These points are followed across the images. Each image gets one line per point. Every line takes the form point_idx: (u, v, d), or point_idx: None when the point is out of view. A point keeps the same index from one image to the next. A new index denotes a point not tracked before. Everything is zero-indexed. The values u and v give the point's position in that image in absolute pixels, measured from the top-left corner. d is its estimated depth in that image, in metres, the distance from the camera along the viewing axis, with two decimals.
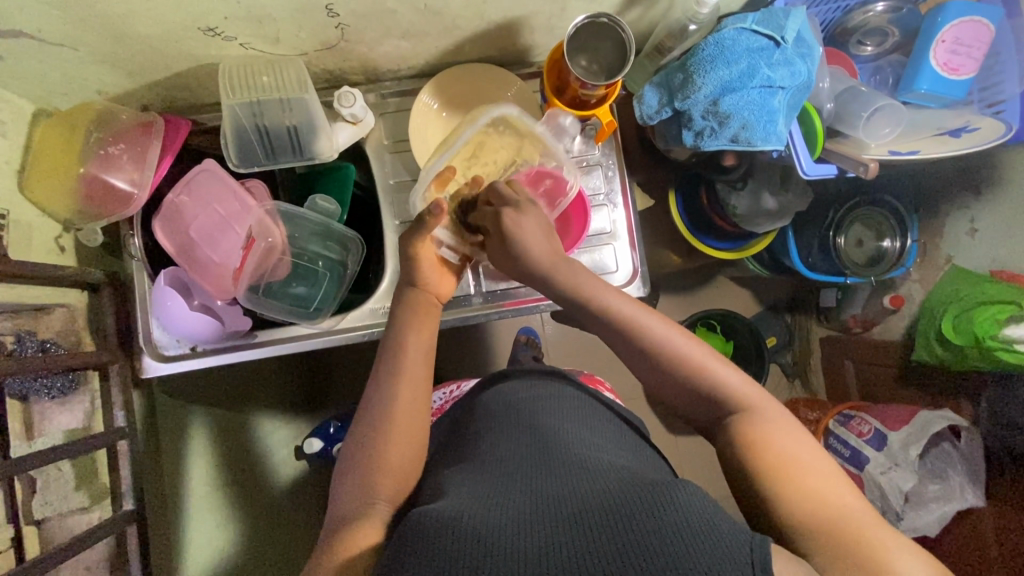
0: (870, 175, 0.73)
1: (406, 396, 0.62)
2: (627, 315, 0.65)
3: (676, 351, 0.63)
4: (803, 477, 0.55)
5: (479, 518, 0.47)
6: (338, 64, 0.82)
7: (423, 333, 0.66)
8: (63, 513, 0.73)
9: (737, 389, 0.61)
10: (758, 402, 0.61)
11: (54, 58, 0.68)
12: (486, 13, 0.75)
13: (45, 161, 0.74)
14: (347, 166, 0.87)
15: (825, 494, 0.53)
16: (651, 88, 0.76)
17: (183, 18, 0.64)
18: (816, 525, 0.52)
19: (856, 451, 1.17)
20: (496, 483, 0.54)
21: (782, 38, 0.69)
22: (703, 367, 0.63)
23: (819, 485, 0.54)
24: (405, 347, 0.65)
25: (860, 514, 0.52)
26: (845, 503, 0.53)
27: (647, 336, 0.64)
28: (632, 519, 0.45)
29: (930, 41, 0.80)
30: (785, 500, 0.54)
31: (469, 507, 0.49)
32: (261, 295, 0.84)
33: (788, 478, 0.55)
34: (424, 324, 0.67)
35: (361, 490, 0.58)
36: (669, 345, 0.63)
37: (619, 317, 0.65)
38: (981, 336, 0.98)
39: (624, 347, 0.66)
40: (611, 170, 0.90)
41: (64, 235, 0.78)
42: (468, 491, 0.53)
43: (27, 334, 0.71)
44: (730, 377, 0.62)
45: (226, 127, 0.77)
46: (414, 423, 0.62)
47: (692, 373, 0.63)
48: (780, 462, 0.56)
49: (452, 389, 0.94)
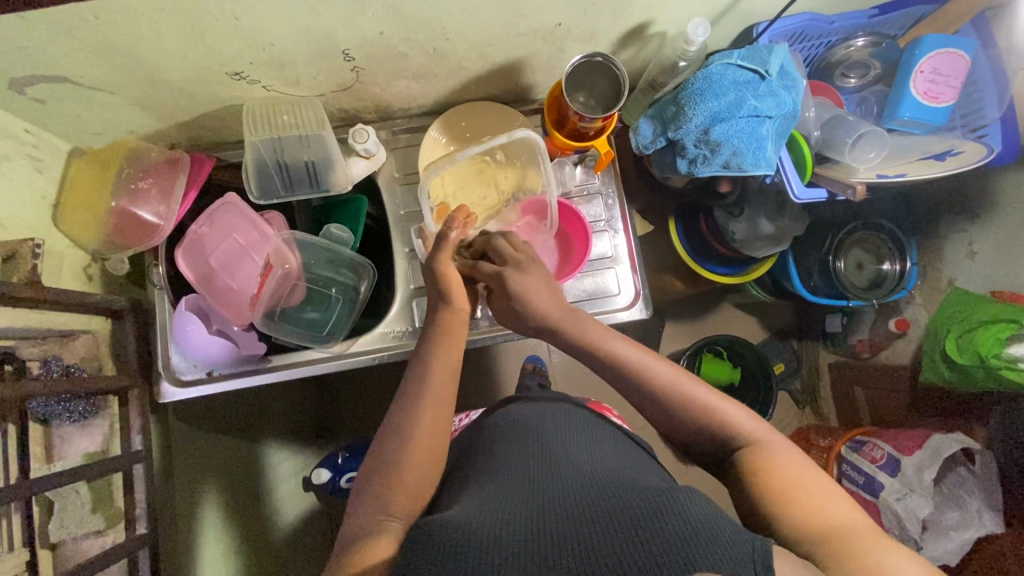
0: (858, 197, 0.77)
1: (429, 418, 0.64)
2: (637, 360, 0.67)
3: (679, 391, 0.65)
4: (806, 498, 0.55)
5: (489, 532, 0.48)
6: (352, 104, 0.87)
7: (451, 353, 0.69)
8: (78, 536, 0.74)
9: (741, 425, 0.63)
10: (762, 433, 0.62)
11: (92, 101, 0.74)
12: (490, 55, 0.80)
13: (78, 196, 0.79)
14: (359, 198, 0.92)
15: (826, 513, 0.54)
16: (645, 120, 0.81)
17: (213, 64, 0.70)
18: (819, 538, 0.52)
19: (870, 478, 1.15)
20: (501, 497, 0.55)
21: (766, 71, 0.74)
22: (709, 406, 0.64)
23: (822, 503, 0.55)
24: (422, 369, 0.67)
25: (862, 529, 0.52)
26: (845, 519, 0.53)
27: (652, 379, 0.66)
28: (640, 528, 0.47)
29: (908, 72, 0.84)
30: (788, 521, 0.55)
31: (485, 519, 0.51)
32: (276, 319, 0.87)
33: (799, 500, 0.55)
34: (453, 346, 0.69)
35: (372, 510, 0.58)
36: (674, 386, 0.65)
37: (628, 358, 0.67)
38: (985, 355, 0.98)
39: (633, 388, 0.67)
40: (610, 198, 0.94)
41: (92, 265, 0.82)
42: (475, 506, 0.54)
43: (53, 358, 0.74)
44: (734, 413, 0.63)
45: (249, 162, 0.82)
46: (427, 440, 0.63)
47: (700, 412, 0.64)
48: (786, 489, 0.57)
49: (462, 416, 0.95)
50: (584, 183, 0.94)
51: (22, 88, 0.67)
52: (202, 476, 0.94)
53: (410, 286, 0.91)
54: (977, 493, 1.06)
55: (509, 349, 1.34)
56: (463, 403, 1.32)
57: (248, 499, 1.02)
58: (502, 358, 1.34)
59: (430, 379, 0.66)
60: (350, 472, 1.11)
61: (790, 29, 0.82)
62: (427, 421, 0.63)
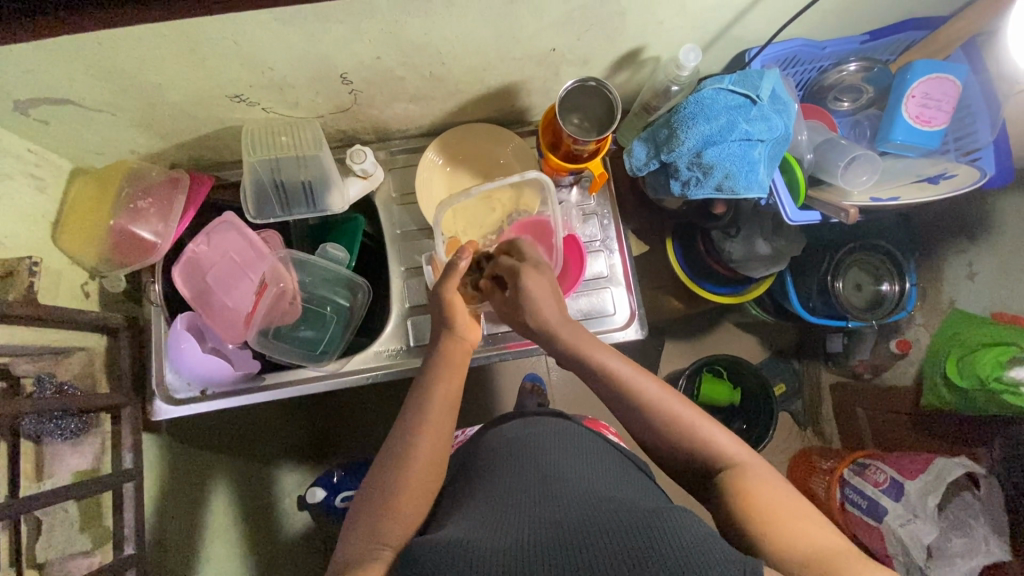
0: (851, 221, 0.77)
1: (423, 440, 0.63)
2: (622, 375, 0.67)
3: (664, 408, 0.65)
4: (790, 520, 0.54)
5: (472, 549, 0.48)
6: (351, 125, 0.89)
7: (453, 379, 0.69)
8: (66, 555, 0.73)
9: (726, 448, 0.62)
10: (747, 458, 0.61)
11: (95, 122, 0.75)
12: (486, 79, 0.82)
13: (79, 214, 0.80)
14: (356, 217, 0.93)
15: (807, 535, 0.53)
16: (639, 143, 0.82)
17: (213, 88, 0.72)
18: (799, 556, 0.51)
19: (873, 503, 1.13)
20: (487, 515, 0.55)
21: (757, 96, 0.75)
22: (695, 426, 0.63)
23: (803, 524, 0.54)
24: (419, 391, 0.67)
25: (844, 550, 0.51)
26: (825, 542, 0.52)
27: (638, 393, 0.66)
28: (631, 546, 0.47)
29: (901, 97, 0.85)
30: (769, 540, 0.54)
31: (470, 537, 0.50)
32: (271, 338, 0.87)
33: (783, 521, 0.54)
34: (454, 373, 0.69)
35: (363, 535, 0.57)
36: (659, 404, 0.65)
37: (615, 376, 0.67)
38: (986, 378, 0.97)
39: (618, 404, 0.67)
40: (606, 219, 0.95)
41: (90, 282, 0.83)
42: (462, 523, 0.54)
43: (47, 376, 0.74)
44: (719, 435, 0.63)
45: (246, 182, 0.83)
46: (419, 460, 0.62)
47: (683, 433, 0.64)
48: (766, 511, 0.56)
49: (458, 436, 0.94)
50: (579, 204, 0.95)
51: (25, 109, 0.68)
52: (198, 489, 0.95)
53: (405, 304, 0.91)
54: (983, 519, 1.04)
55: (507, 368, 1.33)
56: (461, 421, 1.31)
57: (239, 515, 1.03)
58: (499, 377, 1.33)
59: (425, 401, 0.66)
60: (345, 491, 1.10)
61: (783, 54, 0.84)
62: (421, 442, 0.63)
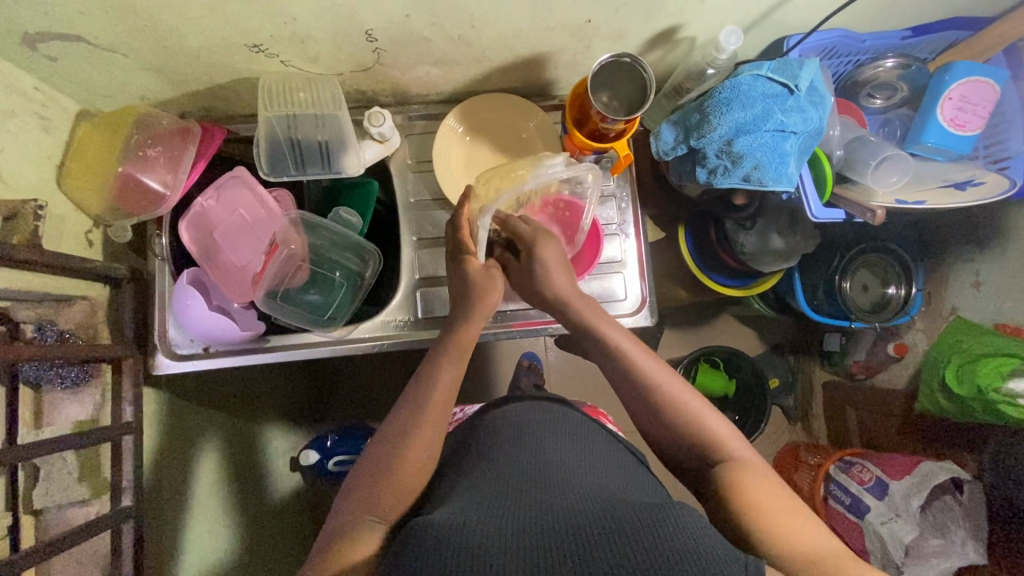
0: (876, 222, 0.75)
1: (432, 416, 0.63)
2: (626, 348, 0.67)
3: (668, 396, 0.65)
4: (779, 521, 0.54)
5: (469, 537, 0.48)
6: (370, 86, 0.85)
7: (453, 364, 0.67)
8: (63, 504, 0.73)
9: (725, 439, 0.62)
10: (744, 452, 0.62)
11: (105, 63, 0.71)
12: (514, 47, 0.79)
13: (86, 159, 0.77)
14: (371, 182, 0.89)
15: (803, 539, 0.52)
16: (668, 126, 0.79)
17: (232, 34, 0.68)
18: (796, 560, 0.51)
19: (856, 500, 1.16)
20: (479, 504, 0.54)
21: (795, 86, 0.72)
22: (696, 416, 0.64)
23: (798, 532, 0.53)
24: (429, 377, 0.66)
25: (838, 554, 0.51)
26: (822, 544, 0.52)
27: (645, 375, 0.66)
28: (631, 538, 0.47)
29: (937, 98, 0.83)
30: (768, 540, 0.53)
31: (464, 519, 0.51)
32: (278, 299, 0.84)
33: (779, 518, 0.54)
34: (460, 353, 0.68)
35: (357, 513, 0.58)
36: (664, 384, 0.65)
37: (618, 352, 0.67)
38: (984, 388, 0.98)
39: (621, 384, 0.68)
40: (624, 202, 0.93)
41: (94, 231, 0.80)
42: (462, 507, 0.54)
43: (47, 323, 0.73)
44: (721, 427, 0.63)
45: (259, 136, 0.80)
46: (425, 435, 0.63)
47: (683, 420, 0.64)
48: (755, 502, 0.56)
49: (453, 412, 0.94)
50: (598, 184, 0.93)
51: (35, 44, 0.65)
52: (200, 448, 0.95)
53: (415, 276, 0.89)
54: (962, 522, 1.08)
55: (509, 346, 1.33)
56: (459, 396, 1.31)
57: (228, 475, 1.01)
58: (500, 354, 1.33)
59: (436, 381, 0.66)
60: (338, 455, 1.14)
61: (823, 43, 0.81)
62: (424, 424, 0.63)
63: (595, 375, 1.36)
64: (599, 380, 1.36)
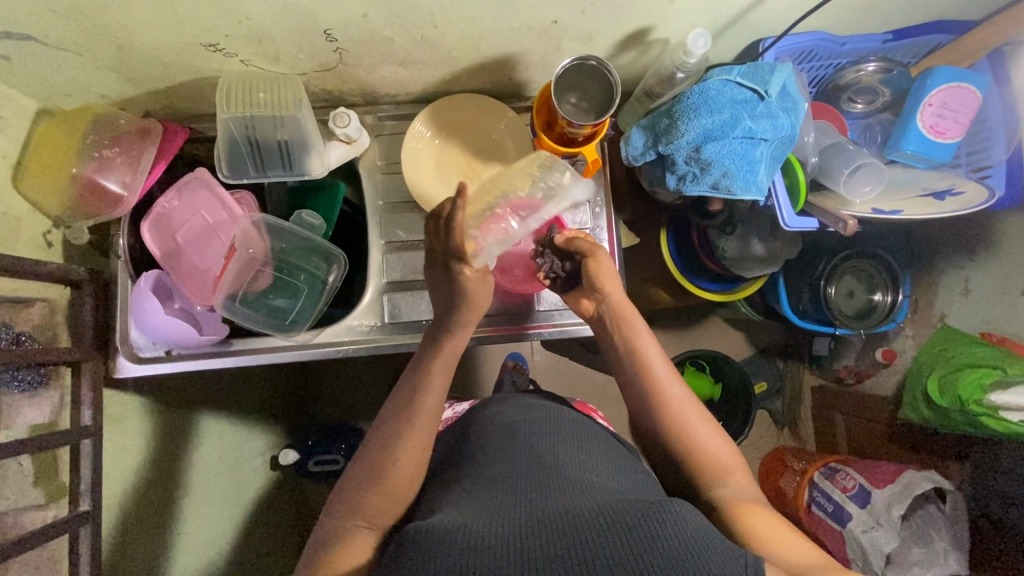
0: (848, 232, 0.73)
1: (421, 422, 0.64)
2: (650, 361, 0.71)
3: (685, 413, 0.68)
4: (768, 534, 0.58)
5: (474, 536, 0.47)
6: (337, 85, 0.83)
7: (435, 367, 0.67)
8: (19, 509, 0.72)
9: (728, 459, 0.66)
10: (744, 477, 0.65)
11: (59, 62, 0.70)
12: (482, 48, 0.77)
13: (43, 158, 0.76)
14: (337, 185, 0.89)
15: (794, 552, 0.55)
16: (637, 130, 0.76)
17: (185, 33, 0.66)
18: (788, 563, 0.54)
19: (839, 507, 1.13)
20: (483, 503, 0.54)
21: (765, 92, 0.71)
22: (700, 434, 0.67)
23: (787, 546, 0.56)
24: (417, 377, 0.67)
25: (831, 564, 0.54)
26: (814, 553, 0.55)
27: (665, 391, 0.69)
28: (632, 537, 0.46)
29: (918, 103, 0.80)
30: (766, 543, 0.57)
31: (468, 520, 0.50)
32: (239, 303, 0.81)
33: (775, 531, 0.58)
34: (444, 357, 0.68)
35: (345, 520, 0.59)
36: (678, 399, 0.69)
37: (645, 363, 0.71)
38: (965, 400, 0.96)
39: (637, 392, 0.72)
40: (598, 207, 0.91)
41: (53, 231, 0.79)
42: (464, 508, 0.53)
43: (4, 326, 0.70)
44: (726, 447, 0.67)
45: (220, 138, 0.78)
46: (412, 442, 0.63)
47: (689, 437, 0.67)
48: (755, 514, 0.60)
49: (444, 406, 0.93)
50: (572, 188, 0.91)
51: None
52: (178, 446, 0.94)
53: (383, 280, 0.88)
54: (945, 532, 1.07)
55: (490, 348, 1.31)
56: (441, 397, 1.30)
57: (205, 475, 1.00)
58: (480, 356, 1.32)
59: (421, 386, 0.66)
60: (318, 456, 1.16)
61: (799, 47, 0.79)
62: (404, 429, 0.63)
63: (579, 378, 1.35)
64: (582, 382, 1.34)
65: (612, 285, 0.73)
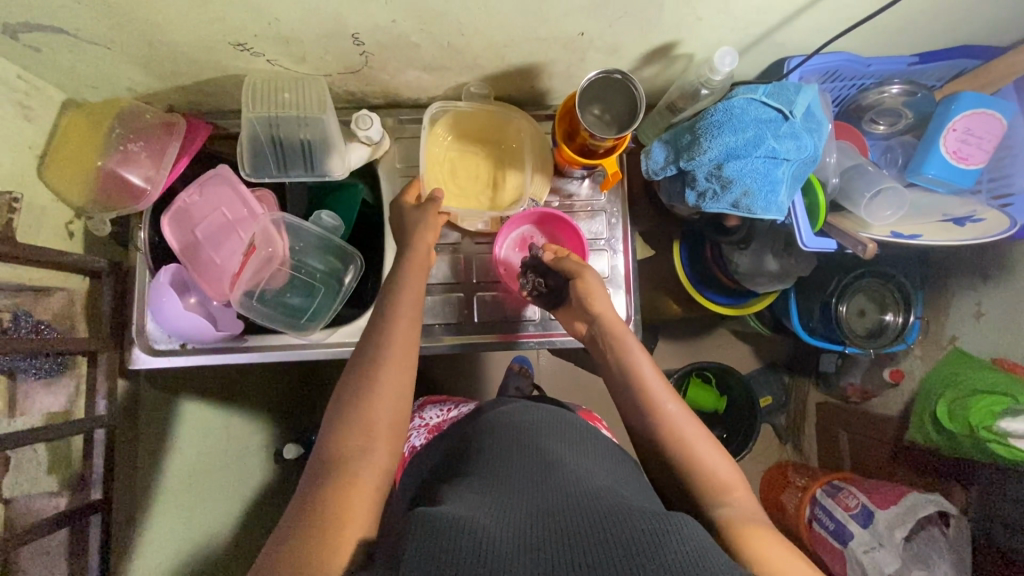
0: (868, 255, 0.73)
1: (386, 401, 0.61)
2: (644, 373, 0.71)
3: (679, 428, 0.68)
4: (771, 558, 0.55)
5: (478, 533, 0.46)
6: (361, 88, 0.84)
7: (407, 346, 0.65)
8: (31, 494, 0.73)
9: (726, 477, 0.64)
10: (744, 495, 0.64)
11: (89, 55, 0.71)
12: (506, 56, 0.77)
13: (68, 148, 0.77)
14: (358, 185, 0.90)
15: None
16: (659, 145, 0.77)
17: (215, 32, 0.67)
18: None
19: (841, 526, 1.14)
20: (488, 502, 0.53)
21: (791, 112, 0.70)
22: (696, 451, 0.66)
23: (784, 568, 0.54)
24: (378, 351, 0.64)
25: None
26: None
27: (660, 404, 0.70)
28: (636, 544, 0.46)
29: (941, 128, 0.80)
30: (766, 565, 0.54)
31: (473, 515, 0.50)
32: (255, 301, 0.82)
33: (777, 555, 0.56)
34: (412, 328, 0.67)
35: (309, 512, 0.52)
36: (672, 414, 0.69)
37: (640, 376, 0.71)
38: (975, 425, 0.96)
39: (632, 404, 0.71)
40: (614, 217, 0.91)
41: (75, 222, 0.80)
42: (468, 504, 0.53)
43: (24, 313, 0.71)
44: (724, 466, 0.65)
45: (243, 136, 0.79)
46: (382, 428, 0.59)
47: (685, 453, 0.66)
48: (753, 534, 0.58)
49: (448, 407, 0.92)
50: (589, 199, 0.91)
51: (16, 34, 0.64)
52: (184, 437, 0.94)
53: None
54: (948, 557, 1.06)
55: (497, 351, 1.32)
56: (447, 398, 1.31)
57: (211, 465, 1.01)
58: (486, 359, 1.32)
59: (390, 368, 0.63)
60: None
61: (825, 67, 0.78)
62: (378, 415, 0.60)
63: (585, 384, 1.35)
64: (587, 389, 1.35)
65: (601, 302, 0.74)
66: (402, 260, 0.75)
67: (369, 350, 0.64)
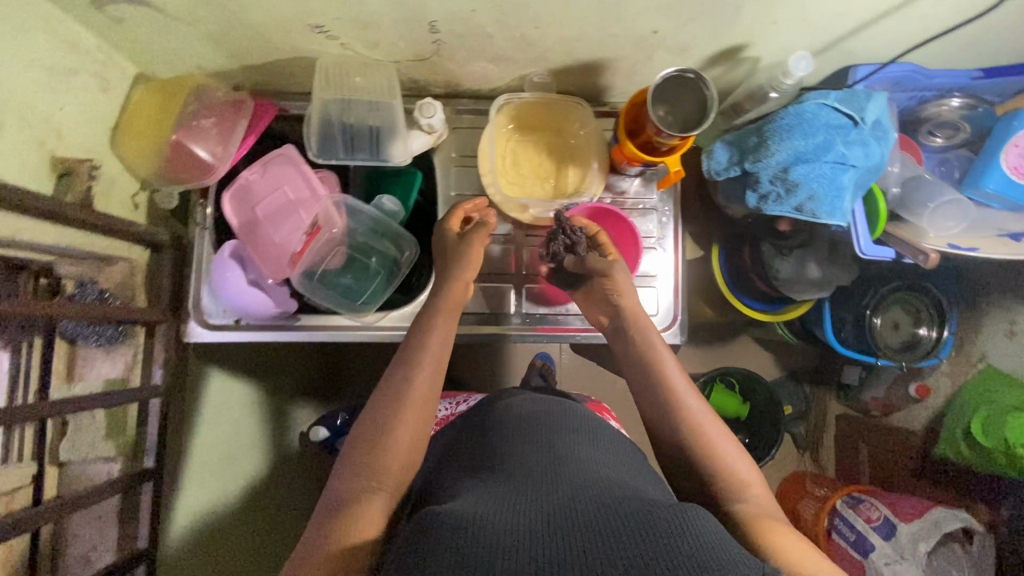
0: (929, 264, 0.77)
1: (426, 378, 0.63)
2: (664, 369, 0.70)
3: (699, 424, 0.66)
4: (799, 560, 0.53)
5: (483, 525, 0.43)
6: (424, 76, 0.85)
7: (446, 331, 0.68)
8: (87, 459, 0.74)
9: (746, 477, 0.62)
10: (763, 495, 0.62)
11: (168, 31, 0.72)
12: (575, 51, 0.78)
13: (139, 122, 0.78)
14: (415, 171, 0.90)
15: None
16: (723, 145, 0.78)
17: (298, 14, 0.68)
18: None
19: (862, 536, 1.09)
20: (497, 493, 0.50)
21: (861, 118, 0.71)
22: (718, 449, 0.64)
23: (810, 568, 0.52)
24: (421, 339, 0.66)
25: None
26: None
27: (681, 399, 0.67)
28: (652, 537, 0.42)
29: (1002, 143, 0.79)
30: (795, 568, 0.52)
31: (481, 508, 0.46)
32: (314, 280, 0.86)
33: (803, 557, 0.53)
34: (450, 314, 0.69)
35: (353, 479, 0.57)
36: (691, 409, 0.67)
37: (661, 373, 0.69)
38: (1013, 442, 0.97)
39: (650, 398, 0.69)
40: (666, 216, 0.92)
41: (140, 193, 0.82)
42: (475, 496, 0.49)
43: (88, 281, 0.73)
44: (743, 465, 0.63)
45: (314, 117, 0.80)
46: (412, 415, 0.60)
47: (707, 449, 0.64)
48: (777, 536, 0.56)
49: (458, 400, 0.92)
50: (640, 196, 0.92)
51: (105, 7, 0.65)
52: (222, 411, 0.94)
53: None
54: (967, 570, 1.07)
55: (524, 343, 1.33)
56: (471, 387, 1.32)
57: None
58: (512, 351, 1.33)
59: (425, 352, 0.65)
60: None
61: (892, 76, 0.79)
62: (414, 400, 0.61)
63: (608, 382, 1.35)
64: (611, 386, 1.35)
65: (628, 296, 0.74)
66: (457, 246, 0.75)
67: (414, 340, 0.66)
